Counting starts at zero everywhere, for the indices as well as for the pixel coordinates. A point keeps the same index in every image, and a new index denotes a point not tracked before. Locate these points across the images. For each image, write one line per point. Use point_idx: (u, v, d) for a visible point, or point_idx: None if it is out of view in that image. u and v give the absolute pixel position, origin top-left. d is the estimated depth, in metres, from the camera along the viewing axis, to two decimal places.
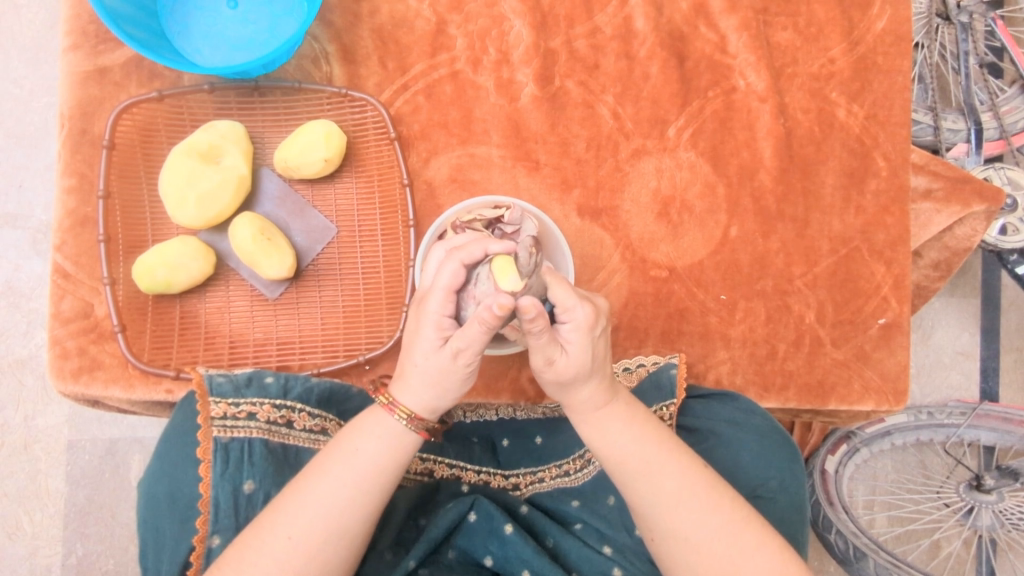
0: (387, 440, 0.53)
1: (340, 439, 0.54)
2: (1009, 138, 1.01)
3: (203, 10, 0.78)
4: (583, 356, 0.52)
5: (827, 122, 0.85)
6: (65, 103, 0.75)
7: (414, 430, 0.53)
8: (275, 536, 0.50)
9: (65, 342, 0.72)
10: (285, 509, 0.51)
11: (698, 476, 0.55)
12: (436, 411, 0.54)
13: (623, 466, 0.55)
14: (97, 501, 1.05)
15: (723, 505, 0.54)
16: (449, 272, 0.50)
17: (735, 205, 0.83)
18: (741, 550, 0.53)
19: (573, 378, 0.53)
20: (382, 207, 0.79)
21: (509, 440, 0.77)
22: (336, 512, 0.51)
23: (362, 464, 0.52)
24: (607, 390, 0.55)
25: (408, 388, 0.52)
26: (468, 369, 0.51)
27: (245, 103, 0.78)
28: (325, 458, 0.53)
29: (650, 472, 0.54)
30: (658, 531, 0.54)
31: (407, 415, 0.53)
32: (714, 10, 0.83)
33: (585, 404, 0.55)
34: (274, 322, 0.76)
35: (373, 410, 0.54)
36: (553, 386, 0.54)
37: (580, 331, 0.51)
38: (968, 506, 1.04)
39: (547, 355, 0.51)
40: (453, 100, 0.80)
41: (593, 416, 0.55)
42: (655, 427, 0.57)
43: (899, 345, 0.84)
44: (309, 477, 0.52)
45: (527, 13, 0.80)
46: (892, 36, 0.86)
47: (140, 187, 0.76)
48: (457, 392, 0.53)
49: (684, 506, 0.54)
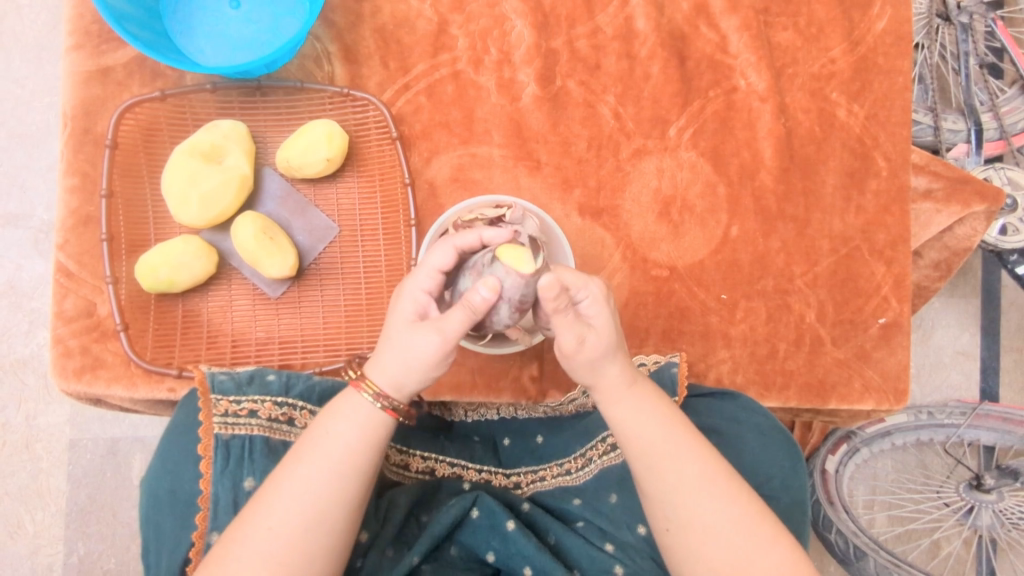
0: (358, 422, 0.53)
1: (314, 427, 0.54)
2: (1009, 138, 1.02)
3: (205, 10, 0.78)
4: (608, 330, 0.52)
5: (827, 122, 0.85)
6: (67, 102, 0.75)
7: (384, 411, 0.53)
8: (258, 528, 0.50)
9: (67, 341, 0.73)
10: (265, 501, 0.51)
11: (717, 466, 0.55)
12: (404, 392, 0.53)
13: (646, 452, 0.55)
14: (98, 500, 1.05)
15: (739, 499, 0.54)
16: (441, 253, 0.54)
17: (736, 205, 0.83)
18: (753, 543, 0.53)
19: (601, 357, 0.53)
20: (383, 206, 0.80)
21: (510, 439, 0.77)
22: (310, 499, 0.51)
23: (334, 448, 0.52)
24: (633, 372, 0.56)
25: (377, 364, 0.52)
26: (440, 352, 0.50)
27: (247, 103, 0.78)
28: (300, 447, 0.53)
29: (673, 458, 0.54)
30: (675, 519, 0.54)
31: (375, 393, 0.52)
32: (715, 11, 0.83)
33: (614, 386, 0.55)
34: (275, 321, 0.77)
35: (349, 395, 0.54)
36: (582, 368, 0.54)
37: (600, 306, 0.52)
38: (968, 506, 1.05)
39: (578, 333, 0.51)
40: (454, 100, 0.80)
41: (623, 396, 0.55)
42: (679, 415, 0.57)
43: (900, 345, 0.84)
44: (286, 467, 0.52)
45: (528, 14, 0.81)
46: (893, 37, 0.86)
47: (142, 186, 0.76)
48: (425, 375, 0.52)
49: (703, 494, 0.54)
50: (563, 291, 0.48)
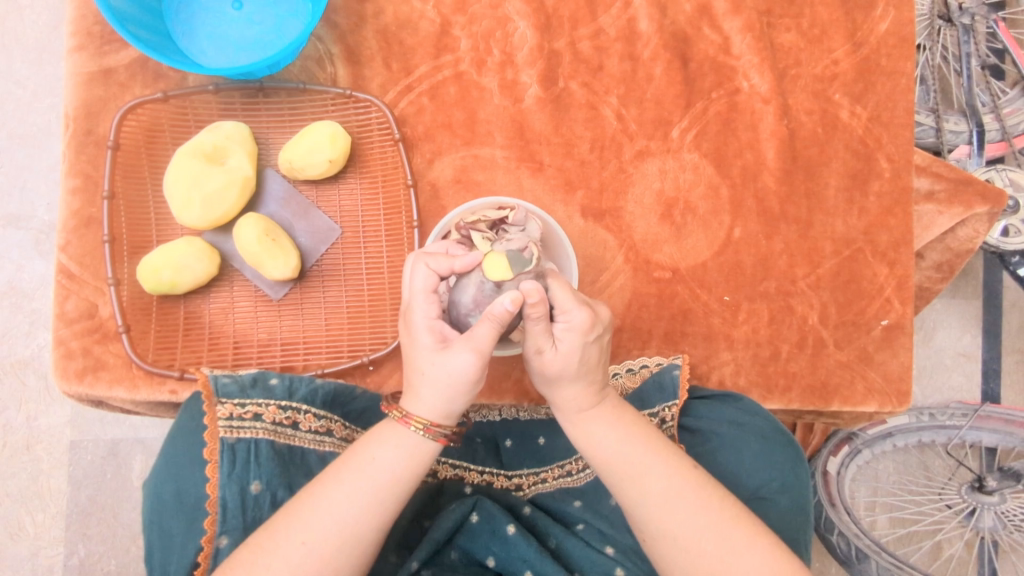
0: (404, 449, 0.53)
1: (356, 447, 0.54)
2: (1011, 139, 1.01)
3: (208, 11, 0.78)
4: (572, 355, 0.53)
5: (830, 123, 0.85)
6: (70, 103, 0.75)
7: (433, 438, 0.54)
8: (290, 541, 0.50)
9: (69, 342, 0.72)
10: (301, 514, 0.51)
11: (685, 476, 0.55)
12: (451, 416, 0.54)
13: (610, 467, 0.56)
14: (99, 501, 1.05)
15: (712, 504, 0.54)
16: (421, 277, 0.53)
17: (739, 207, 0.83)
18: (733, 550, 0.52)
19: (559, 376, 0.54)
20: (386, 207, 0.79)
21: (513, 440, 0.76)
22: (349, 518, 0.51)
23: (378, 473, 0.52)
24: (593, 394, 0.57)
25: (417, 397, 0.53)
26: (477, 370, 0.51)
27: (250, 104, 0.78)
28: (341, 464, 0.53)
29: (636, 473, 0.55)
30: (647, 531, 0.55)
31: (424, 425, 0.53)
32: (718, 12, 0.83)
33: (570, 406, 0.56)
34: (278, 322, 0.76)
35: (387, 424, 0.55)
36: (544, 383, 0.56)
37: (575, 332, 0.52)
38: (970, 508, 1.04)
39: (539, 343, 0.52)
40: (457, 101, 0.80)
41: (578, 416, 0.57)
42: (644, 428, 0.57)
43: (902, 347, 0.84)
44: (325, 484, 0.52)
45: (531, 15, 0.81)
46: (896, 38, 0.86)
47: (144, 187, 0.76)
48: (468, 396, 0.53)
49: (672, 505, 0.54)
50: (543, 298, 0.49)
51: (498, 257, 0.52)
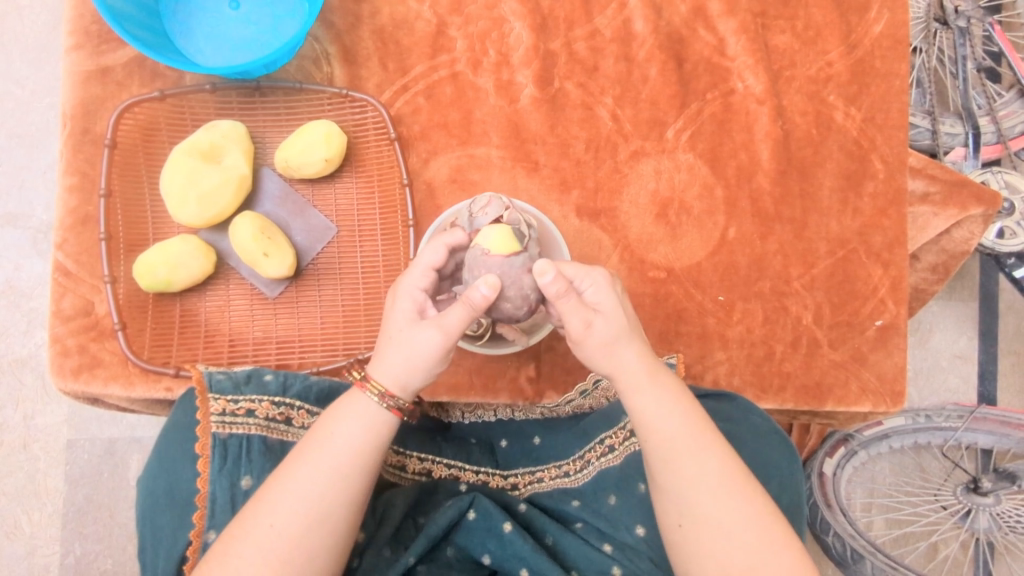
0: (363, 423, 0.53)
1: (316, 428, 0.54)
2: (1007, 142, 1.02)
3: (206, 11, 0.78)
4: (616, 315, 0.55)
5: (824, 125, 0.85)
6: (67, 102, 0.76)
7: (388, 408, 0.53)
8: (258, 525, 0.50)
9: (65, 340, 0.73)
10: (266, 499, 0.51)
11: (738, 461, 0.55)
12: (409, 390, 0.54)
13: (662, 443, 0.54)
14: (96, 500, 1.05)
15: (753, 498, 0.53)
16: (433, 251, 0.57)
17: (733, 207, 0.83)
18: (769, 539, 0.52)
19: (614, 339, 0.55)
20: (382, 207, 0.80)
21: (507, 440, 0.78)
22: (314, 497, 0.51)
23: (342, 450, 0.52)
24: (651, 362, 0.57)
25: (382, 363, 0.54)
26: (443, 349, 0.53)
27: (246, 103, 0.78)
28: (303, 446, 0.53)
29: (703, 448, 0.54)
30: (696, 510, 0.53)
31: (380, 392, 0.53)
32: (714, 13, 0.84)
33: (632, 371, 0.55)
34: (272, 321, 0.77)
35: (351, 395, 0.54)
36: (596, 354, 0.56)
37: (606, 293, 0.55)
38: (965, 509, 1.04)
39: (585, 317, 0.54)
40: (453, 101, 0.80)
41: (639, 387, 0.55)
42: (700, 406, 0.57)
43: (897, 347, 0.84)
44: (288, 467, 0.52)
45: (527, 15, 0.81)
46: (890, 40, 0.87)
47: (141, 185, 0.76)
48: (428, 373, 0.54)
49: (717, 491, 0.53)
50: (560, 280, 0.53)
51: (497, 230, 0.57)
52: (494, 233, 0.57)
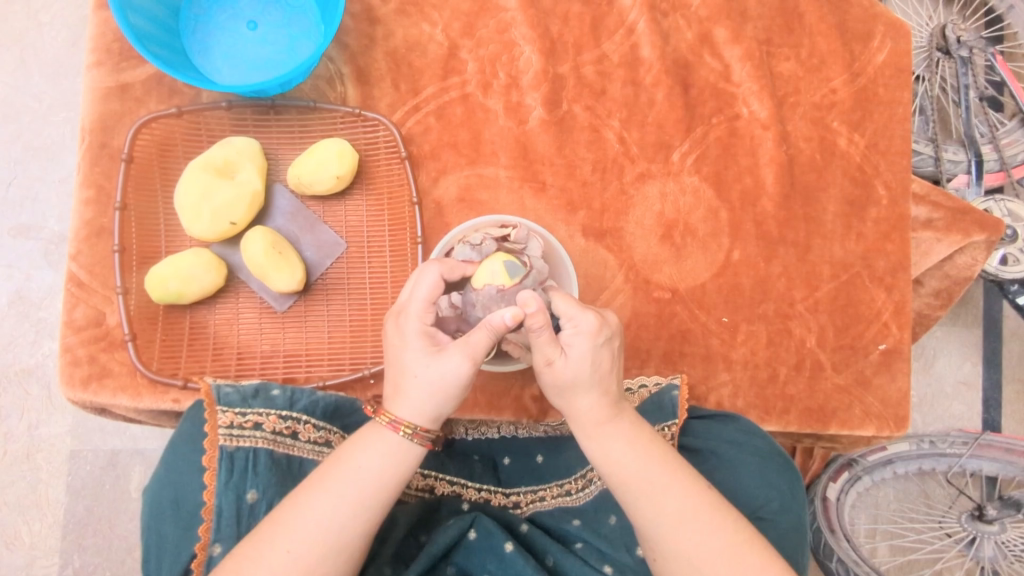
0: (388, 455, 0.54)
1: (339, 455, 0.55)
2: (1009, 170, 1.03)
3: (224, 31, 0.80)
4: (583, 362, 0.54)
5: (828, 150, 0.86)
6: (86, 117, 0.77)
7: (419, 443, 0.55)
8: (275, 548, 0.50)
9: (76, 350, 0.74)
10: (284, 522, 0.51)
11: (701, 499, 0.54)
12: (438, 419, 0.55)
13: (625, 484, 0.55)
14: (96, 512, 1.05)
15: (723, 526, 0.53)
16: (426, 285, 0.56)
17: (738, 229, 0.84)
18: (755, 570, 0.52)
19: (572, 386, 0.55)
20: (391, 224, 0.81)
21: (510, 458, 0.78)
22: (335, 525, 0.51)
23: (365, 479, 0.53)
24: (610, 407, 0.56)
25: (405, 397, 0.54)
26: (467, 377, 0.54)
27: (261, 121, 0.80)
28: (325, 471, 0.53)
29: (655, 491, 0.54)
30: (658, 551, 0.54)
31: (412, 430, 0.54)
32: (719, 40, 0.85)
33: (587, 418, 0.56)
34: (281, 334, 0.77)
35: (373, 428, 0.55)
36: (556, 394, 0.56)
37: (583, 337, 0.54)
38: (970, 537, 1.03)
39: (547, 355, 0.54)
40: (463, 122, 0.82)
41: (596, 431, 0.56)
42: (659, 448, 0.57)
43: (900, 371, 0.85)
44: (308, 492, 0.52)
45: (537, 40, 0.83)
46: (892, 69, 0.88)
47: (155, 199, 0.77)
48: (455, 400, 0.55)
49: (685, 526, 0.53)
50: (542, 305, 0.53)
51: (497, 266, 0.58)
52: (497, 266, 0.58)
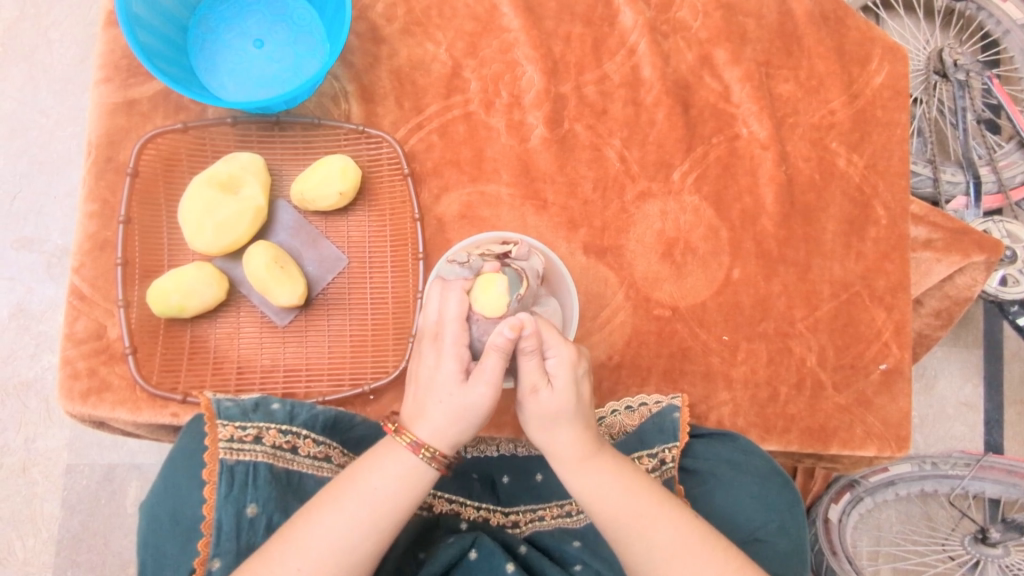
0: (401, 474, 0.53)
1: (353, 472, 0.54)
2: (1007, 192, 1.04)
3: (230, 48, 0.82)
4: (566, 392, 0.54)
5: (827, 171, 0.87)
6: (93, 132, 0.78)
7: (436, 467, 0.54)
8: (286, 566, 0.49)
9: (76, 363, 0.74)
10: (294, 540, 0.50)
11: (689, 529, 0.54)
12: (460, 443, 0.55)
13: (612, 521, 0.54)
14: (91, 527, 1.04)
15: (717, 558, 0.53)
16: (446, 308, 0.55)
17: (738, 248, 0.85)
18: None
19: (554, 419, 0.54)
20: (393, 241, 0.81)
21: (510, 477, 0.76)
22: (347, 547, 0.51)
23: (379, 499, 0.52)
24: (590, 444, 0.56)
25: (428, 420, 0.54)
26: (492, 400, 0.53)
27: (265, 137, 0.81)
28: (339, 487, 0.53)
29: (643, 526, 0.54)
30: None
31: (433, 452, 0.54)
32: (719, 62, 0.87)
33: (567, 453, 0.55)
34: (281, 349, 0.78)
35: (391, 445, 0.54)
36: (534, 431, 0.56)
37: (564, 366, 0.53)
38: (973, 560, 1.01)
39: (533, 382, 0.53)
40: (466, 140, 0.82)
41: (576, 468, 0.55)
42: (643, 481, 0.56)
43: (900, 391, 0.85)
44: (321, 509, 0.52)
45: (539, 59, 0.84)
46: (890, 90, 0.89)
47: (159, 213, 0.78)
48: (476, 426, 0.55)
49: (677, 560, 0.53)
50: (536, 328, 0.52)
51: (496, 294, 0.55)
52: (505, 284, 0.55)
